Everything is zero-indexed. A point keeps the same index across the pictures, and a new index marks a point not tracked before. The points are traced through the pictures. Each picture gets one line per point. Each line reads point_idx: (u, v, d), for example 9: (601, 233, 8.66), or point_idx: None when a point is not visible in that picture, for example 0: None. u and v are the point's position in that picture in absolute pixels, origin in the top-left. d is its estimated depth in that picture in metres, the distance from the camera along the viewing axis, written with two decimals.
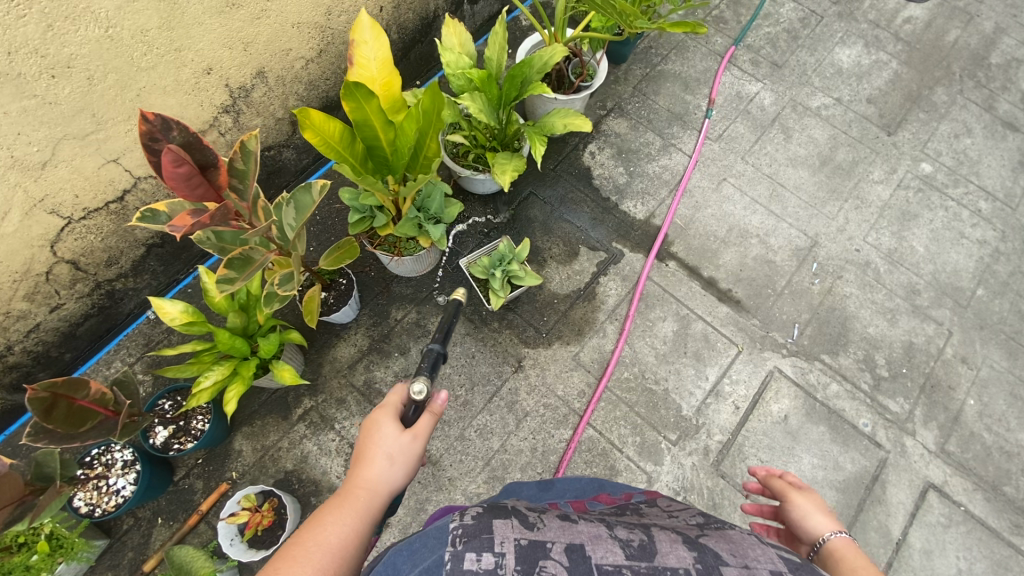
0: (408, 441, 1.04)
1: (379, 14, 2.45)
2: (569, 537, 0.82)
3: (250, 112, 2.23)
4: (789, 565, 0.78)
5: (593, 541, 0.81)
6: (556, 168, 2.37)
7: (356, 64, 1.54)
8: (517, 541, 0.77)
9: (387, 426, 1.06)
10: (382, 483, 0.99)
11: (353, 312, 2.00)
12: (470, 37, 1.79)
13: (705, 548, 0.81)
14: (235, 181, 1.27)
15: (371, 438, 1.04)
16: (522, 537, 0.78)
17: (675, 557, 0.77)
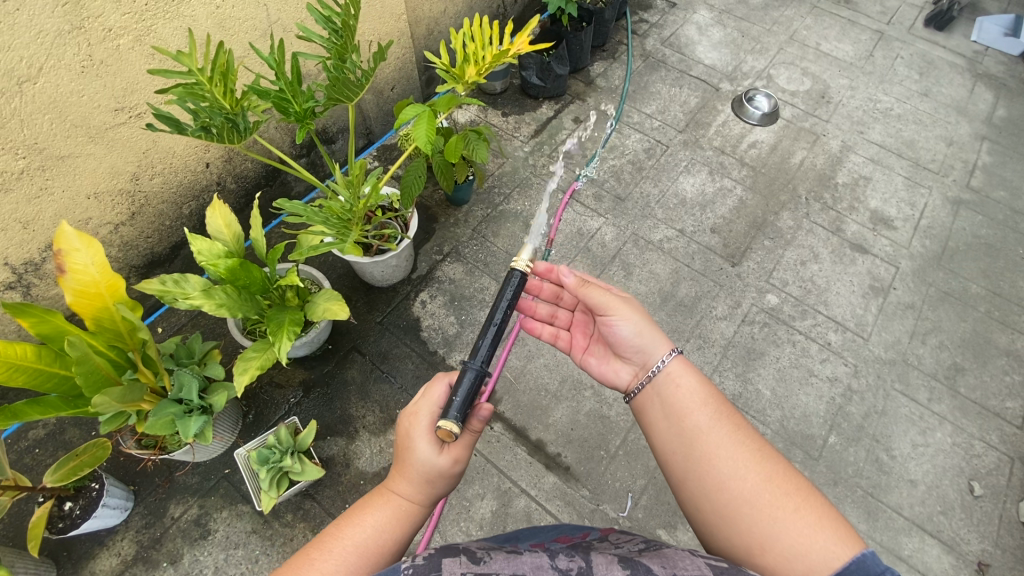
0: (447, 463, 1.09)
1: (206, 169, 2.38)
2: (511, 565, 0.80)
3: (45, 282, 2.09)
4: (715, 570, 0.80)
5: (533, 569, 0.79)
6: (383, 320, 2.23)
7: (70, 271, 1.40)
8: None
9: (429, 442, 1.10)
10: (415, 496, 1.07)
11: (124, 508, 1.76)
12: (236, 219, 1.70)
13: (637, 565, 0.79)
14: None
15: (411, 451, 1.10)
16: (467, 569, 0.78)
17: None
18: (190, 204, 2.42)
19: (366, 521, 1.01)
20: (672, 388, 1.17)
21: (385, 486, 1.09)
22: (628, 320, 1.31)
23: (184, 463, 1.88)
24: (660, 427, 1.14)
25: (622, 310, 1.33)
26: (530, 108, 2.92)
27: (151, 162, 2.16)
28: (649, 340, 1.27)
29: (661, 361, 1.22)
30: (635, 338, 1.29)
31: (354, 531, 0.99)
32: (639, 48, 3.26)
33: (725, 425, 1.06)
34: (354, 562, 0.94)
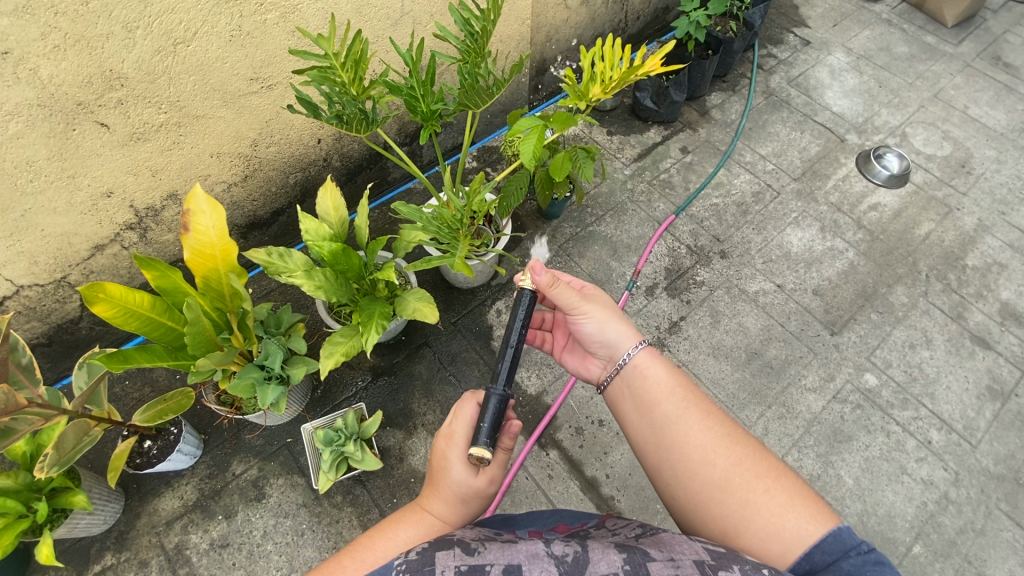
0: (479, 485, 1.08)
1: (317, 145, 2.47)
2: (506, 553, 0.77)
3: (160, 228, 2.23)
4: (712, 555, 0.78)
5: (530, 557, 0.76)
6: (456, 321, 2.22)
7: (192, 231, 1.46)
8: (455, 569, 0.73)
9: (463, 462, 1.09)
10: (447, 519, 1.04)
11: (192, 456, 1.84)
12: (345, 203, 1.74)
13: (633, 548, 0.78)
14: None
15: (446, 472, 1.09)
16: (462, 564, 0.74)
17: (605, 563, 0.74)
18: (296, 174, 2.51)
19: (399, 535, 0.98)
20: (641, 379, 1.14)
21: (417, 506, 1.06)
22: (592, 318, 1.27)
23: (252, 424, 1.96)
24: (633, 418, 1.11)
25: (586, 307, 1.28)
26: (637, 130, 2.83)
27: (271, 132, 2.26)
28: (611, 333, 1.24)
29: (626, 354, 1.20)
30: (601, 335, 1.26)
31: (388, 543, 0.96)
32: (763, 84, 3.09)
33: (694, 411, 1.05)
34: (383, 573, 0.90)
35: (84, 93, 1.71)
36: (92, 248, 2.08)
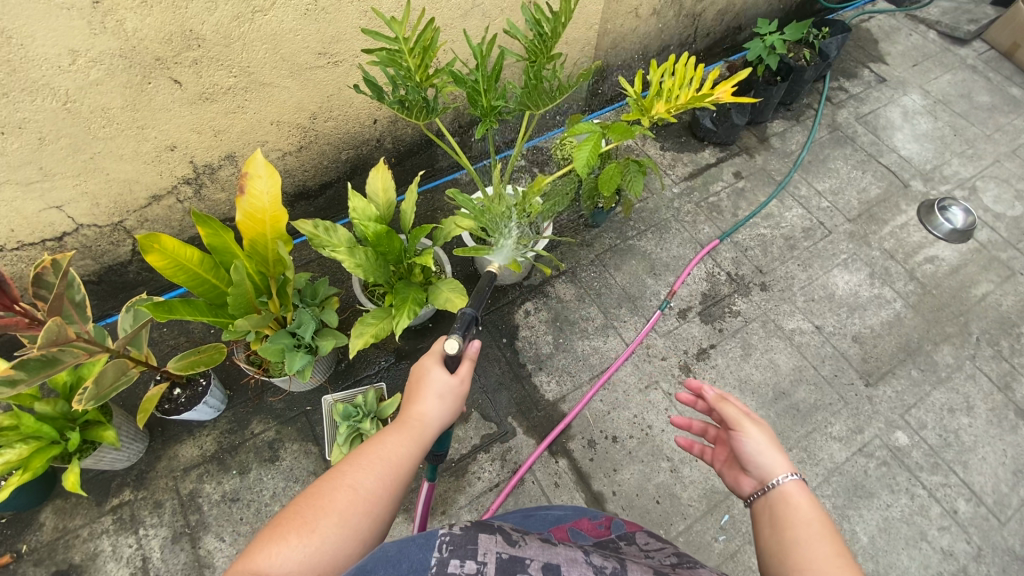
0: (456, 382, 1.14)
1: (373, 125, 2.51)
2: (544, 552, 0.82)
3: (215, 187, 2.31)
4: None
5: (568, 561, 0.81)
6: (484, 316, 2.23)
7: (247, 195, 1.50)
8: (497, 555, 0.78)
9: (438, 365, 1.14)
10: (434, 416, 1.08)
11: (216, 410, 1.91)
12: (394, 186, 1.77)
13: None
14: (43, 291, 1.36)
15: (425, 376, 1.14)
16: (504, 552, 0.79)
17: None
18: (348, 151, 2.55)
19: (390, 436, 1.01)
20: (782, 503, 1.00)
21: (402, 411, 1.09)
22: (752, 437, 1.13)
23: (275, 387, 2.02)
24: (762, 540, 0.97)
25: (751, 427, 1.15)
26: (692, 149, 2.77)
27: (331, 107, 2.31)
28: (764, 458, 1.09)
29: (775, 481, 1.04)
30: (756, 456, 1.10)
31: (381, 444, 0.99)
32: (829, 117, 2.99)
33: (830, 552, 0.87)
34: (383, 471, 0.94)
35: (164, 49, 1.77)
36: (150, 198, 2.17)
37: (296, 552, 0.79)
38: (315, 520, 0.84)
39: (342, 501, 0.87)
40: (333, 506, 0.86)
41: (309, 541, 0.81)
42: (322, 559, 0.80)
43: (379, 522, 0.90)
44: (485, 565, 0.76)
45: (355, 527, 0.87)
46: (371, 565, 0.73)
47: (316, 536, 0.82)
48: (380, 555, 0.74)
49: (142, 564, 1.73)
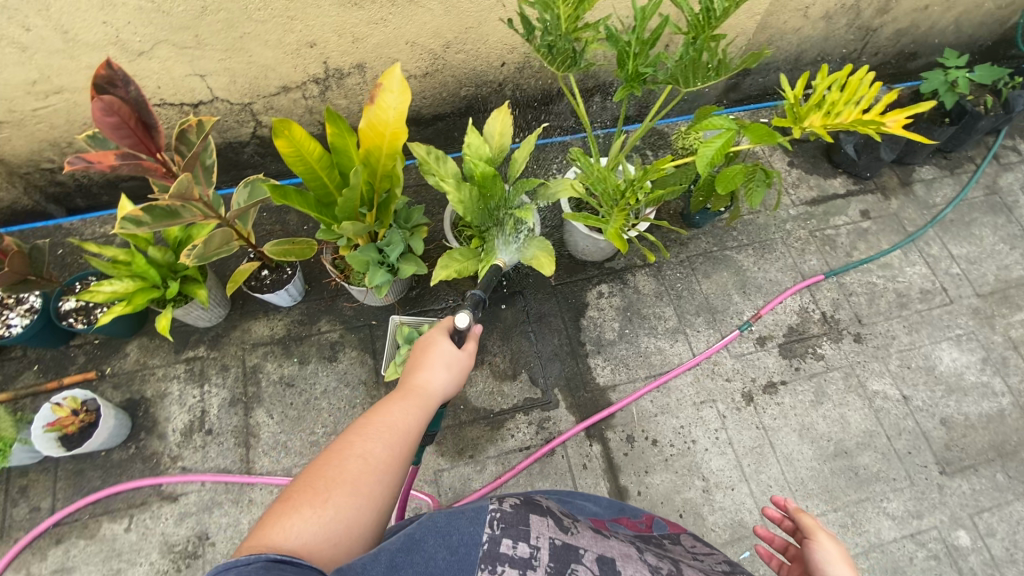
0: (459, 352, 1.22)
1: (500, 67, 2.47)
2: (594, 544, 0.91)
3: (339, 92, 2.37)
4: None
5: (620, 557, 0.92)
6: (558, 285, 2.20)
7: (375, 105, 1.53)
8: (550, 539, 0.87)
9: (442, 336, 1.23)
10: (435, 387, 1.15)
11: (293, 299, 2.02)
12: (512, 132, 1.74)
13: None
14: (182, 147, 1.45)
15: (430, 350, 1.20)
16: (556, 537, 0.88)
17: None
18: (469, 88, 2.54)
19: (394, 408, 1.06)
20: None
21: (403, 386, 1.14)
22: (824, 548, 1.12)
23: (347, 295, 2.11)
24: None
25: (823, 538, 1.14)
26: (822, 173, 2.55)
27: (466, 39, 2.28)
28: (830, 569, 1.07)
29: None
30: (824, 566, 1.08)
31: (385, 416, 1.04)
32: (990, 177, 2.65)
33: None
34: (389, 441, 0.99)
35: None
36: (280, 88, 2.26)
37: (310, 522, 0.83)
38: (326, 492, 0.88)
39: (351, 473, 0.92)
40: (343, 478, 0.91)
41: (325, 509, 0.85)
42: (337, 527, 0.85)
43: (391, 489, 0.95)
44: (539, 549, 0.84)
45: (367, 496, 0.91)
46: (421, 533, 0.83)
47: (330, 507, 0.86)
48: (427, 525, 0.85)
49: (200, 415, 1.91)
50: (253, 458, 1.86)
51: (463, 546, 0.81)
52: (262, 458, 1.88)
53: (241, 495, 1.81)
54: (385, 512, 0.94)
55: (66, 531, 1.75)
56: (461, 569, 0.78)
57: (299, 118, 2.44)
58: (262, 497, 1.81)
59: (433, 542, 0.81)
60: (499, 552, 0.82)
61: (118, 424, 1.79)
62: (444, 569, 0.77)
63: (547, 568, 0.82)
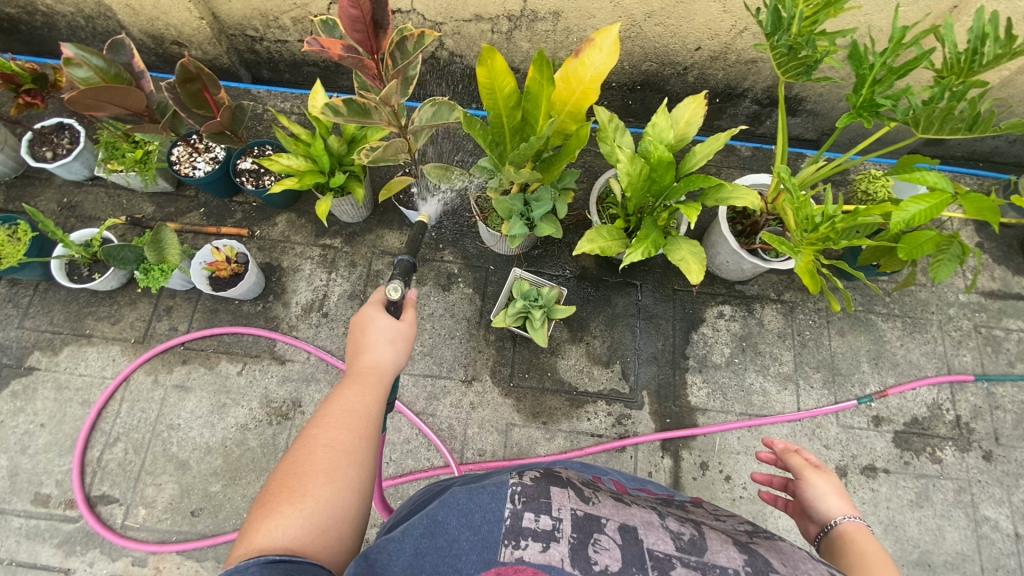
0: (400, 324, 1.22)
1: (692, 51, 2.23)
2: (619, 514, 0.84)
3: (525, 35, 2.24)
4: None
5: (643, 524, 0.83)
6: (679, 291, 2.11)
7: (578, 60, 1.51)
8: (572, 511, 0.81)
9: (378, 314, 1.21)
10: (386, 363, 1.15)
11: (428, 222, 2.12)
12: (698, 123, 1.65)
13: (755, 556, 0.79)
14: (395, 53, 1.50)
15: (370, 330, 1.19)
16: (578, 509, 0.82)
17: (726, 558, 0.77)
18: (649, 65, 2.33)
19: (349, 393, 1.04)
20: (845, 541, 1.03)
21: (353, 371, 1.12)
22: (816, 485, 1.17)
23: (476, 234, 2.17)
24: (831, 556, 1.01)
25: (813, 476, 1.19)
26: (1014, 266, 2.22)
27: (672, 13, 2.06)
28: (823, 504, 1.14)
29: (834, 522, 1.08)
30: (817, 503, 1.15)
31: (341, 402, 1.02)
32: None
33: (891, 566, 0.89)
34: (351, 424, 0.98)
35: None
36: (472, 16, 2.17)
37: (293, 518, 0.83)
38: (302, 486, 0.87)
39: (319, 462, 0.90)
40: (314, 468, 0.89)
41: (303, 502, 0.84)
42: (320, 515, 0.85)
43: (366, 467, 0.95)
44: (561, 521, 0.79)
45: (346, 482, 0.91)
46: (443, 514, 0.79)
47: (308, 497, 0.86)
48: (448, 504, 0.82)
49: (321, 298, 2.08)
50: None
51: (487, 524, 0.77)
52: None
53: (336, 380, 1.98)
54: (367, 488, 0.94)
55: (193, 355, 2.00)
56: (484, 548, 0.74)
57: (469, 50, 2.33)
58: None
59: (456, 521, 0.78)
60: (522, 527, 0.76)
61: (254, 283, 1.99)
62: (469, 549, 0.74)
63: (570, 538, 0.76)
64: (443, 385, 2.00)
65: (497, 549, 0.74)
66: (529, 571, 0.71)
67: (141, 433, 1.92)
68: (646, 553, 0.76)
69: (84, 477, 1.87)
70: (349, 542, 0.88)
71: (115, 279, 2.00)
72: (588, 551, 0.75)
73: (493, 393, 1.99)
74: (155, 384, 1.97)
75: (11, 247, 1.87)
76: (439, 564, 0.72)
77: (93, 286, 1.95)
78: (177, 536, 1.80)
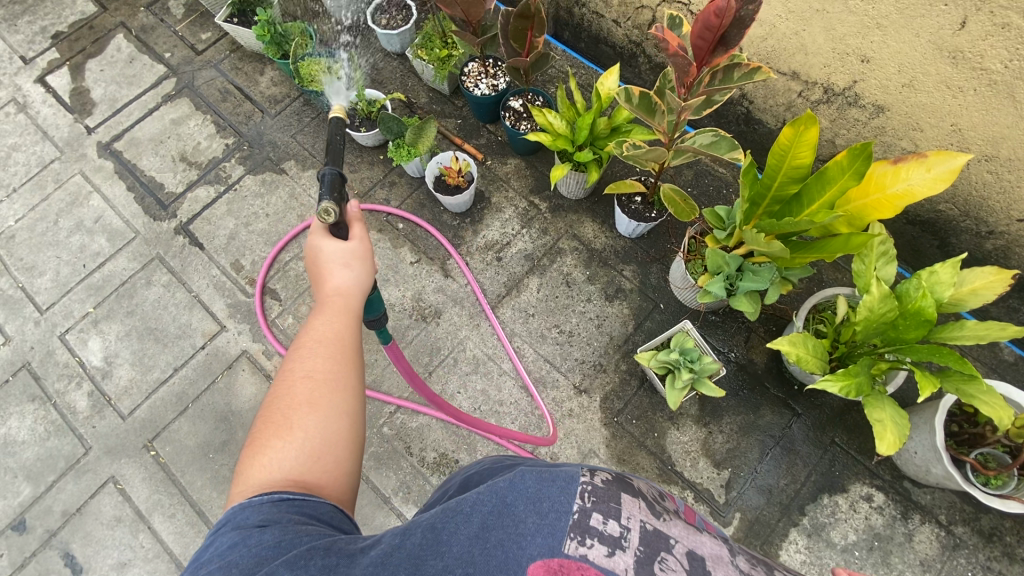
0: (352, 243, 1.18)
1: (1013, 221, 1.86)
2: (690, 538, 0.71)
3: (830, 114, 2.03)
4: None
5: (713, 556, 0.69)
6: (835, 445, 1.86)
7: (894, 168, 1.36)
8: (641, 523, 0.69)
9: (327, 237, 1.16)
10: (352, 286, 1.15)
11: (631, 233, 2.11)
12: (988, 298, 1.40)
13: None
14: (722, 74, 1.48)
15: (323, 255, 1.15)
16: (649, 521, 0.70)
17: None
18: (950, 210, 1.98)
19: (318, 322, 1.07)
20: None
21: (320, 300, 1.13)
22: None
23: (665, 269, 2.12)
24: None
25: None
26: None
27: (1018, 170, 1.73)
28: None
29: None
30: None
31: (312, 332, 1.05)
32: None
33: None
34: (323, 354, 1.01)
35: None
36: (789, 73, 2.02)
37: (285, 451, 0.88)
38: (288, 421, 0.92)
39: (300, 396, 0.95)
40: (298, 401, 0.94)
41: (292, 435, 0.90)
42: (308, 444, 0.90)
43: (346, 388, 0.99)
44: (629, 530, 0.67)
45: (334, 410, 0.95)
46: (513, 497, 0.69)
47: (296, 431, 0.91)
48: (516, 485, 0.71)
49: (505, 243, 2.21)
50: (504, 303, 2.13)
51: (554, 513, 0.67)
52: (507, 308, 2.13)
53: (477, 315, 2.12)
54: (356, 409, 0.99)
55: (388, 228, 2.27)
56: (549, 538, 0.64)
57: (762, 98, 2.18)
58: (486, 331, 2.10)
59: (523, 506, 0.68)
60: (589, 525, 0.66)
61: (463, 202, 2.17)
62: (534, 531, 0.65)
63: (636, 551, 0.65)
64: (557, 378, 2.02)
65: (562, 539, 0.64)
66: (592, 573, 0.61)
67: None
68: None
69: (270, 270, 2.24)
70: (348, 466, 0.94)
71: (372, 139, 2.32)
72: (655, 570, 0.63)
73: (594, 414, 1.96)
74: None
75: (324, 77, 2.28)
76: (505, 545, 0.64)
77: (356, 135, 2.29)
78: None
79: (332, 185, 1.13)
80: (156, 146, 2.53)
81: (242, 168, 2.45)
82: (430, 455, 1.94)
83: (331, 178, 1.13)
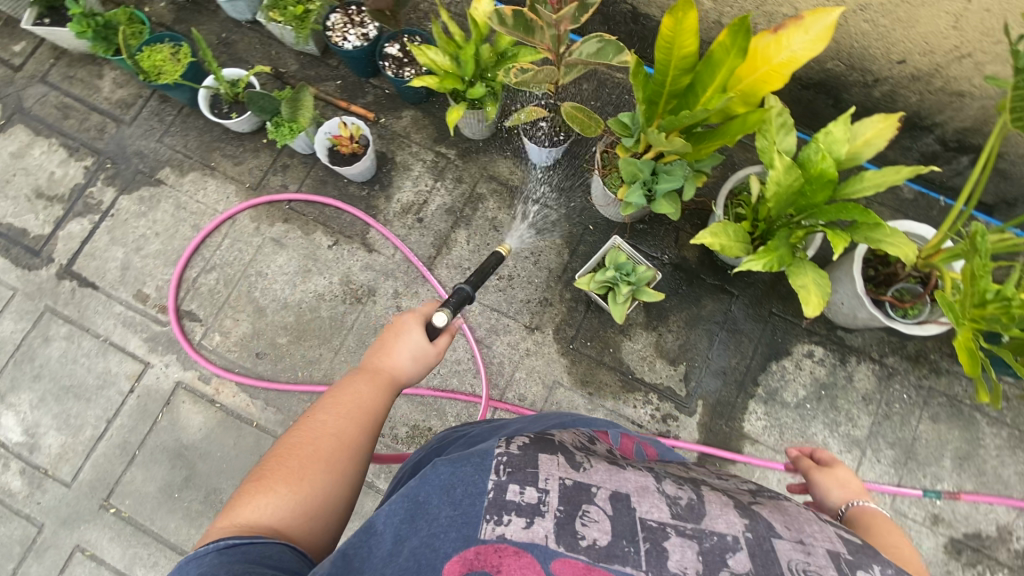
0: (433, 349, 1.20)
1: (894, 64, 1.92)
2: (613, 480, 0.74)
3: None
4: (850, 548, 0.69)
5: (637, 489, 0.73)
6: (773, 316, 1.97)
7: (775, 36, 1.34)
8: (560, 482, 0.71)
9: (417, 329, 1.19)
10: (404, 376, 1.15)
11: (544, 161, 2.06)
12: (880, 145, 1.46)
13: (758, 520, 0.71)
14: None
15: (399, 338, 1.17)
16: (568, 477, 0.72)
17: (726, 524, 0.68)
18: (837, 66, 2.03)
19: (358, 387, 1.07)
20: None
21: (367, 368, 1.14)
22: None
23: (586, 189, 2.10)
24: None
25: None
26: None
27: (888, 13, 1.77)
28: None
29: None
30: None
31: (351, 395, 1.05)
32: None
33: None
34: (352, 417, 1.01)
35: None
36: None
37: (284, 500, 0.85)
38: (302, 470, 0.90)
39: (320, 450, 0.94)
40: (318, 455, 0.93)
41: (297, 487, 0.88)
42: (306, 502, 0.87)
43: (359, 463, 0.98)
44: (547, 493, 0.69)
45: (342, 474, 0.93)
46: (425, 494, 0.68)
47: (303, 483, 0.88)
48: (429, 479, 0.70)
49: (422, 202, 2.12)
50: (437, 263, 2.07)
51: (467, 498, 0.67)
52: (441, 267, 2.06)
53: (412, 282, 2.06)
54: (355, 481, 0.96)
55: (295, 216, 2.11)
56: (465, 527, 0.64)
57: None
58: (425, 295, 2.04)
59: (435, 502, 0.67)
60: (506, 500, 0.67)
61: (366, 169, 2.03)
62: (447, 526, 0.65)
63: (556, 513, 0.67)
64: (507, 323, 2.02)
65: (478, 526, 0.65)
66: (510, 551, 0.63)
67: (233, 270, 2.08)
68: (639, 524, 0.66)
69: (179, 291, 2.07)
70: (329, 532, 0.90)
71: (249, 123, 2.10)
72: (576, 527, 0.65)
73: (551, 347, 1.99)
74: (256, 231, 2.11)
75: (171, 65, 2.01)
76: (417, 553, 0.64)
77: (229, 123, 2.07)
78: (241, 369, 2.00)
79: (459, 297, 1.25)
80: (3, 187, 2.21)
81: (113, 189, 2.18)
82: (402, 431, 1.92)
83: (464, 292, 1.25)
